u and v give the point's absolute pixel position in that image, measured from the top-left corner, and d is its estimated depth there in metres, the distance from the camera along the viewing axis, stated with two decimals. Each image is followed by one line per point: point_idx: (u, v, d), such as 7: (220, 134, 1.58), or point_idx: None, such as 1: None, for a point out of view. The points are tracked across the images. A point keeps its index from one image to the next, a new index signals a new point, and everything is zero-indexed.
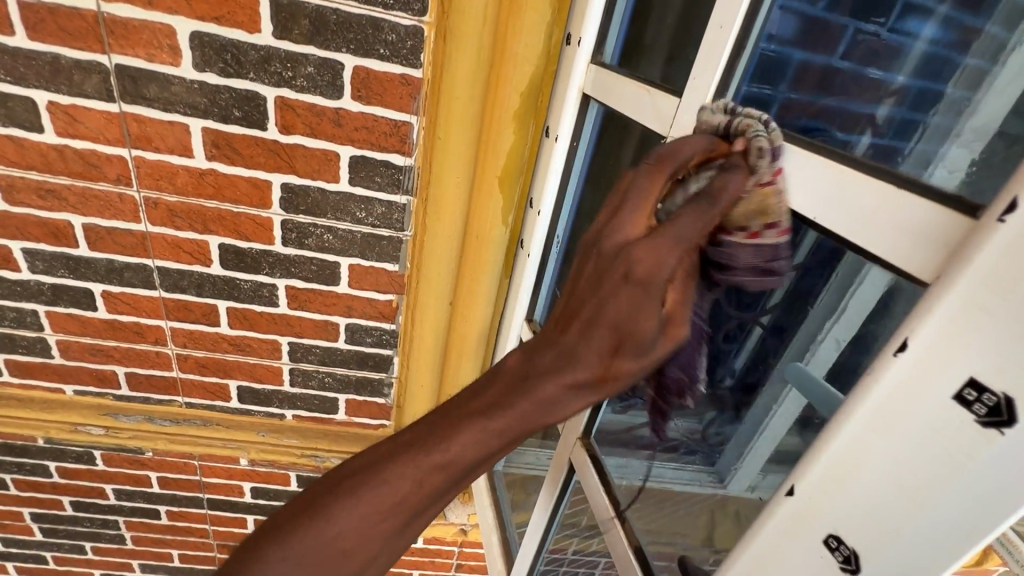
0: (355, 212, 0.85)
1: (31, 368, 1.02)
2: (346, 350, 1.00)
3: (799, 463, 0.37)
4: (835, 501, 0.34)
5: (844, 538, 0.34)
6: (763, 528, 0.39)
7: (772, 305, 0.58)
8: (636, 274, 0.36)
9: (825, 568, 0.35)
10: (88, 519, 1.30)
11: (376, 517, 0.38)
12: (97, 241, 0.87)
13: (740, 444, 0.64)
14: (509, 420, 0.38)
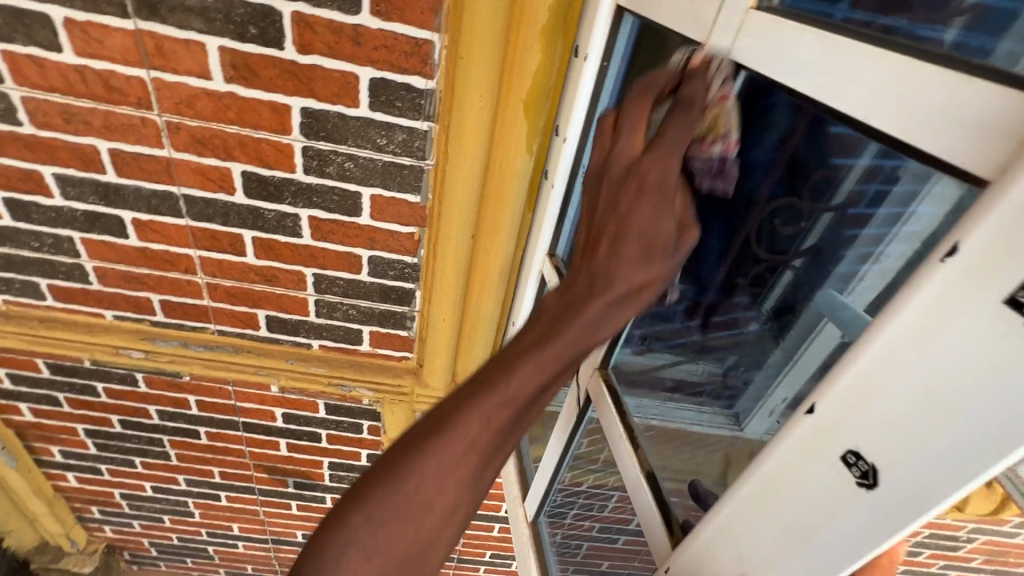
0: (375, 138, 0.83)
1: (73, 294, 1.07)
2: (369, 283, 1.01)
3: (823, 378, 0.34)
4: (860, 415, 0.32)
5: (864, 453, 0.32)
6: (777, 448, 0.37)
7: (805, 249, 0.57)
8: (648, 182, 0.47)
9: (838, 484, 0.33)
10: (136, 436, 1.40)
11: (453, 462, 0.45)
12: (125, 167, 0.88)
13: (761, 386, 0.62)
14: (564, 344, 0.46)
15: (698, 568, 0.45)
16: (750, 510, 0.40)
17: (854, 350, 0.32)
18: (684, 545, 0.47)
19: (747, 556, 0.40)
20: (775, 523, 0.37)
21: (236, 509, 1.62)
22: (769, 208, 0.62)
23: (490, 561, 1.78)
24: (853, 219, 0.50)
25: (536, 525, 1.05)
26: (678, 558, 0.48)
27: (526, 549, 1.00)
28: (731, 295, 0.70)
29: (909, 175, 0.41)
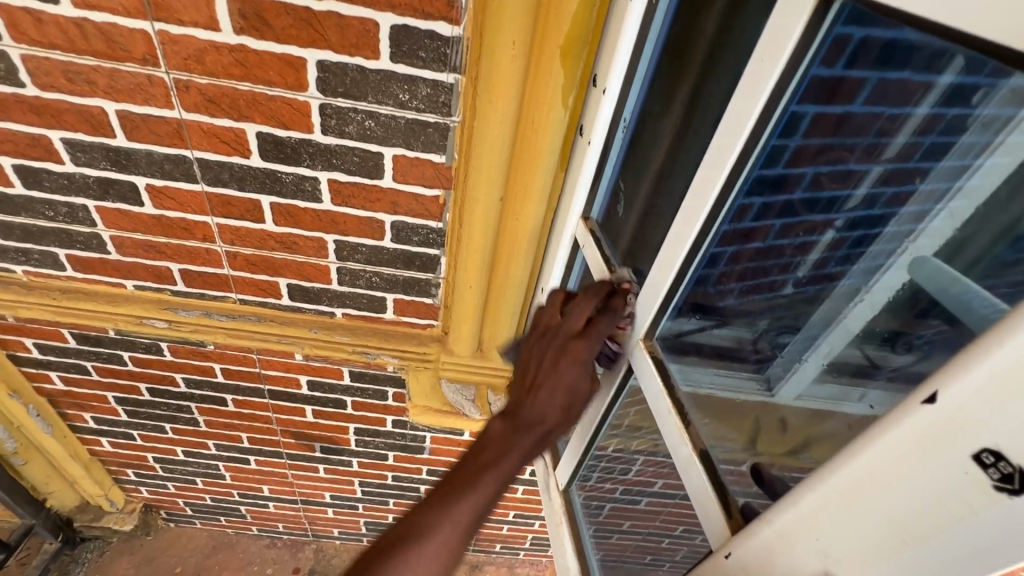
0: (398, 94, 0.78)
1: (92, 264, 1.04)
2: (392, 249, 0.97)
3: (952, 363, 0.28)
4: (1007, 411, 0.25)
5: (1007, 454, 0.26)
6: (881, 440, 0.31)
7: (850, 207, 0.54)
8: (579, 358, 0.71)
9: (971, 485, 0.28)
10: (164, 404, 1.41)
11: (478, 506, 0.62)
12: (135, 130, 0.83)
13: (796, 350, 0.61)
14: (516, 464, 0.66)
15: (766, 559, 0.41)
16: (845, 503, 0.34)
17: (998, 337, 0.25)
18: (751, 530, 0.42)
19: (837, 549, 0.35)
20: (877, 518, 0.33)
21: (265, 472, 1.65)
22: (812, 164, 0.57)
23: (514, 520, 1.82)
24: (902, 174, 0.48)
25: (568, 493, 1.05)
26: (741, 545, 0.43)
27: (559, 516, 1.00)
28: (772, 261, 0.64)
29: (977, 125, 0.41)
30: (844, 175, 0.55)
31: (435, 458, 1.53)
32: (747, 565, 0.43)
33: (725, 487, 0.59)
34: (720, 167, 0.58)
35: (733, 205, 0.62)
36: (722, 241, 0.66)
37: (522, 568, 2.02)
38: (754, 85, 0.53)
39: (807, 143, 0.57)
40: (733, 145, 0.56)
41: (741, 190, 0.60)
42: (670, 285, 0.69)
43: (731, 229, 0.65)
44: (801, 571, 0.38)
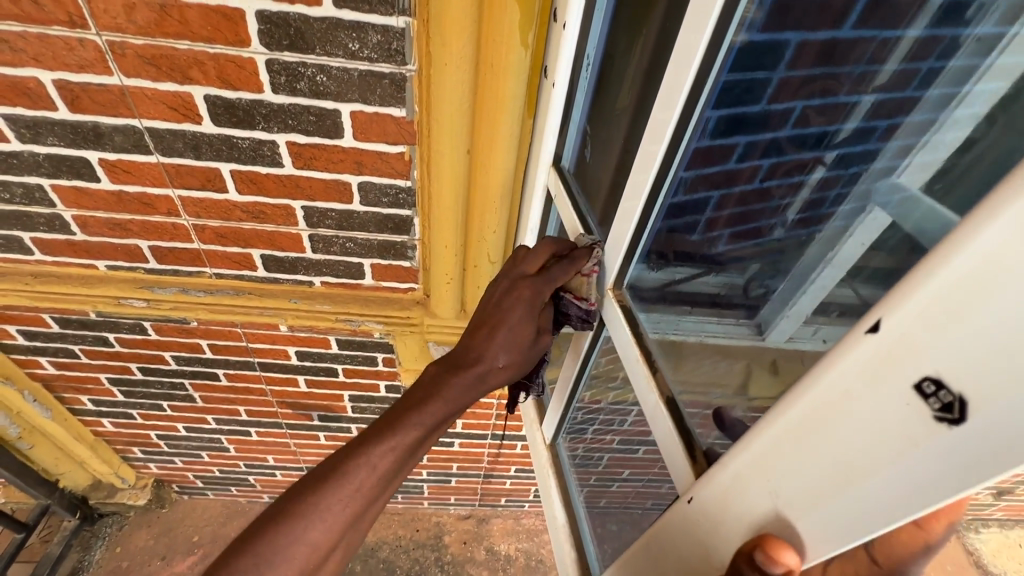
0: (346, 43, 0.73)
1: (59, 246, 1.02)
2: (364, 213, 0.94)
3: (895, 288, 0.27)
4: (943, 335, 0.25)
5: (947, 382, 0.25)
6: (828, 373, 0.31)
7: (837, 143, 0.51)
8: (525, 294, 0.68)
9: (911, 419, 0.27)
10: (158, 382, 1.42)
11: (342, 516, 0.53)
12: (75, 101, 0.79)
13: (784, 298, 0.55)
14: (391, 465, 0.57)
15: (722, 500, 0.41)
16: (797, 444, 0.34)
17: (941, 252, 0.24)
18: (711, 475, 0.43)
19: (787, 490, 0.35)
20: (823, 456, 0.32)
21: (268, 442, 1.68)
22: (796, 99, 0.54)
23: (516, 474, 1.86)
24: (894, 103, 0.46)
25: (554, 446, 1.06)
26: (702, 489, 0.44)
27: (545, 469, 1.03)
28: (757, 206, 0.60)
29: (971, 43, 0.39)
30: (830, 109, 0.52)
31: None
32: (707, 509, 0.43)
33: (690, 432, 0.58)
34: (671, 109, 0.57)
35: (691, 147, 0.59)
36: (688, 182, 0.64)
37: (528, 518, 2.09)
38: (701, 9, 0.50)
39: (792, 76, 0.54)
40: (685, 76, 0.53)
41: (695, 131, 0.58)
42: (634, 231, 0.68)
43: (697, 169, 0.63)
44: (754, 513, 0.38)
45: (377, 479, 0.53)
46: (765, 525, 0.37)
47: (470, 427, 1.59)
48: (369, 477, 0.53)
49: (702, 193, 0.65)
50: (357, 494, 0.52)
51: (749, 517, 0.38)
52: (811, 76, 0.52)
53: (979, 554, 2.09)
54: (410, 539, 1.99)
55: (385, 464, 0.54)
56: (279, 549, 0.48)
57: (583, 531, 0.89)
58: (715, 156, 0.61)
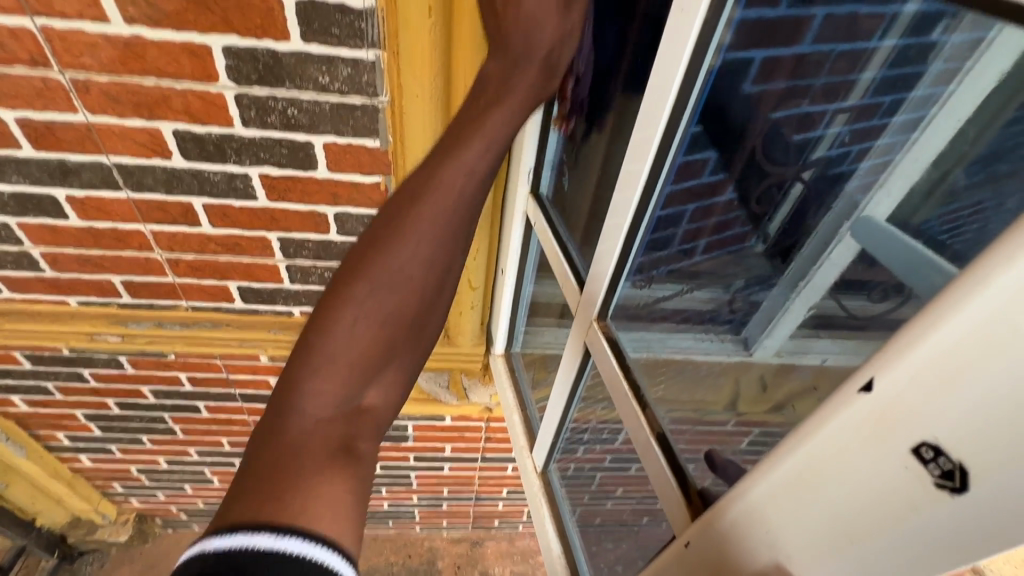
0: (317, 77, 0.72)
1: (29, 284, 0.99)
2: (341, 242, 0.93)
3: (887, 347, 0.26)
4: (942, 400, 0.24)
5: (945, 449, 0.24)
6: (822, 430, 0.30)
7: (817, 155, 0.50)
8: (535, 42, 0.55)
9: (909, 483, 0.26)
10: (137, 416, 1.38)
11: (392, 301, 0.54)
12: (41, 139, 0.77)
13: (771, 307, 0.56)
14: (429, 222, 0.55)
15: (721, 550, 0.40)
16: (792, 497, 0.33)
17: (932, 315, 0.24)
18: (706, 520, 0.42)
19: (784, 546, 0.34)
20: (819, 513, 0.31)
21: None
22: (769, 112, 0.53)
23: (508, 496, 1.83)
24: (872, 109, 0.45)
25: (546, 473, 1.03)
26: (698, 535, 0.42)
27: (537, 497, 0.99)
28: (736, 215, 0.60)
29: (941, 57, 0.38)
30: (804, 120, 0.51)
31: (421, 444, 1.52)
32: (705, 556, 0.42)
33: (683, 472, 0.56)
34: (650, 136, 0.56)
35: (674, 165, 0.58)
36: (669, 204, 0.63)
37: (523, 540, 2.05)
38: (677, 36, 0.49)
39: (765, 91, 0.53)
40: (664, 105, 0.53)
41: (679, 150, 0.56)
42: (619, 254, 0.67)
43: (682, 189, 0.62)
44: (752, 566, 0.37)
45: (409, 275, 0.54)
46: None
47: (460, 451, 1.57)
48: (403, 269, 0.54)
49: (678, 208, 0.63)
50: (390, 297, 0.53)
51: (748, 568, 0.37)
52: (788, 85, 0.52)
53: None
54: (402, 566, 1.94)
55: (419, 255, 0.54)
56: (327, 349, 0.50)
57: (580, 562, 0.87)
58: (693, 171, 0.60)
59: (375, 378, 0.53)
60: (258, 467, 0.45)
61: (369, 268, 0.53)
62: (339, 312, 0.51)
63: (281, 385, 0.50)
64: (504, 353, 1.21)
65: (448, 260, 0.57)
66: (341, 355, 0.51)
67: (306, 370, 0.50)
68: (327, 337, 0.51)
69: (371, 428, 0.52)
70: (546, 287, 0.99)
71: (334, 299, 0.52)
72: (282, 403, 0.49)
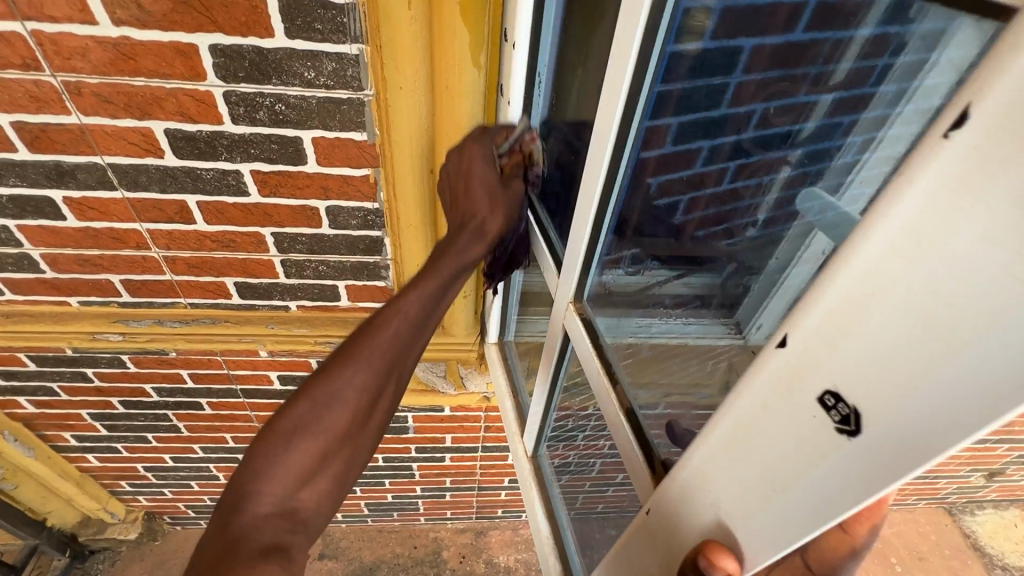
0: (302, 72, 0.74)
1: (30, 285, 1.01)
2: (334, 236, 0.95)
3: (797, 304, 0.28)
4: (839, 350, 0.26)
5: (843, 396, 0.27)
6: (748, 387, 0.32)
7: (800, 141, 0.51)
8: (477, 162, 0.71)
9: (819, 429, 0.28)
10: (141, 414, 1.40)
11: (340, 413, 0.59)
12: (35, 141, 0.79)
13: (755, 300, 0.53)
14: (379, 339, 0.62)
15: (672, 513, 0.42)
16: (726, 454, 0.35)
17: (828, 271, 0.26)
18: (661, 487, 0.43)
19: (722, 500, 0.36)
20: (750, 467, 0.33)
21: None
22: (756, 101, 0.55)
23: (511, 485, 1.85)
24: (852, 100, 0.44)
25: (536, 458, 1.06)
26: (656, 502, 0.44)
27: (528, 480, 1.01)
28: (729, 206, 0.60)
29: (915, 43, 0.37)
30: (791, 108, 0.52)
31: (422, 436, 1.54)
32: (659, 521, 0.44)
33: (649, 442, 0.60)
34: (610, 122, 0.59)
35: (632, 156, 0.63)
36: (659, 191, 0.67)
37: (527, 529, 2.07)
38: (628, 25, 0.51)
39: (748, 79, 0.54)
40: (619, 88, 0.55)
41: (637, 135, 0.60)
42: (590, 236, 0.70)
43: (671, 177, 0.65)
44: (701, 526, 0.39)
45: (350, 392, 0.59)
46: (709, 536, 0.38)
47: (460, 441, 1.59)
48: (343, 387, 0.59)
49: (675, 196, 0.66)
50: (339, 408, 0.58)
51: (695, 528, 0.39)
52: (774, 75, 0.53)
53: (976, 535, 2.14)
54: (408, 557, 1.97)
55: (360, 372, 0.60)
56: (276, 454, 0.55)
57: (567, 539, 0.90)
58: (681, 159, 0.63)
59: (319, 476, 0.57)
60: (208, 553, 0.50)
61: (329, 375, 0.60)
62: (283, 427, 0.56)
63: (237, 479, 0.55)
64: (498, 342, 1.23)
65: (387, 375, 0.62)
66: (293, 463, 0.55)
67: (261, 469, 0.55)
68: (284, 437, 0.56)
69: (311, 531, 0.55)
70: (537, 275, 1.01)
71: (281, 414, 0.58)
72: (233, 503, 0.54)
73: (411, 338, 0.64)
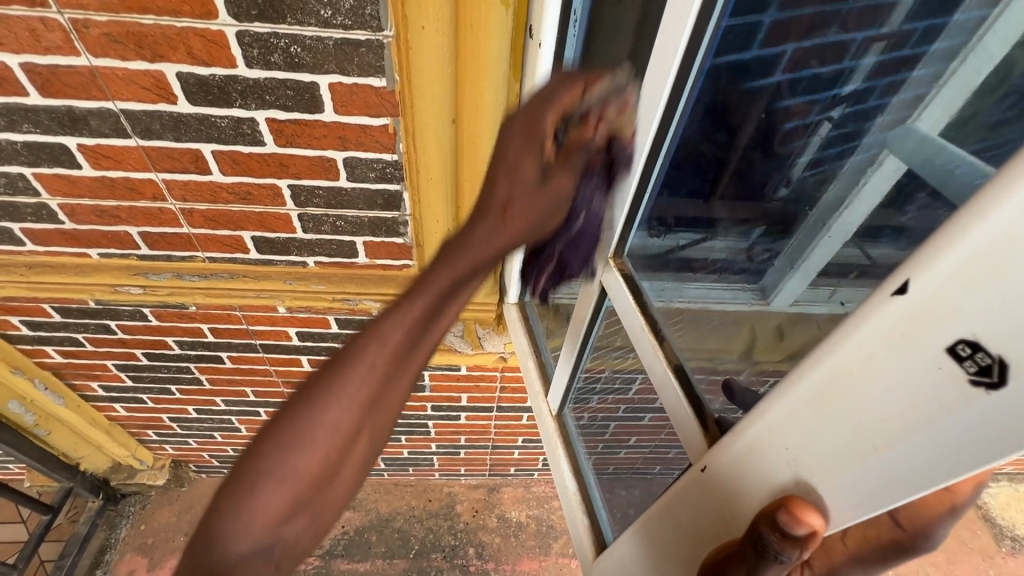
0: (318, 10, 0.70)
1: (51, 236, 1.01)
2: (352, 189, 0.92)
3: (930, 244, 0.26)
4: (982, 295, 0.24)
5: (984, 344, 0.24)
6: (850, 338, 0.30)
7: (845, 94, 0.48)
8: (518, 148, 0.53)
9: (944, 384, 0.26)
10: (164, 366, 1.43)
11: (319, 450, 0.44)
12: (47, 84, 0.77)
13: (791, 256, 0.53)
14: (370, 356, 0.47)
15: (737, 469, 0.41)
16: (815, 411, 0.33)
17: (980, 202, 0.24)
18: (724, 443, 0.42)
19: (801, 459, 0.35)
20: (846, 424, 0.31)
21: None
22: (791, 42, 0.51)
23: (524, 444, 1.88)
24: (905, 47, 0.43)
25: (562, 417, 1.03)
26: (718, 459, 0.43)
27: (553, 439, 0.99)
28: (760, 161, 0.58)
29: None
30: (829, 51, 0.49)
31: (438, 394, 1.55)
32: (719, 478, 0.43)
33: (699, 402, 0.55)
34: (665, 68, 0.52)
35: (687, 110, 0.56)
36: (687, 151, 0.61)
37: (538, 486, 2.12)
38: None
39: (792, 20, 0.50)
40: (676, 29, 0.49)
41: (695, 85, 0.53)
42: (631, 203, 0.64)
43: (704, 134, 0.60)
44: (773, 483, 0.37)
45: (333, 426, 0.45)
46: (782, 494, 0.36)
47: (476, 400, 1.60)
48: (319, 421, 0.45)
49: (703, 152, 0.62)
50: (312, 447, 0.44)
51: (764, 485, 0.38)
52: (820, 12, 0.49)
53: (988, 507, 2.13)
54: (423, 509, 2.03)
55: (347, 401, 0.46)
56: (241, 502, 0.42)
57: (594, 497, 0.87)
58: (715, 113, 0.58)
59: (304, 512, 0.45)
60: None
61: (304, 404, 0.45)
62: (248, 470, 0.43)
63: (201, 525, 0.43)
64: (518, 302, 1.21)
65: (383, 390, 0.48)
66: (258, 514, 0.42)
67: (223, 517, 0.42)
68: (251, 481, 0.43)
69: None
70: None
71: (246, 453, 0.44)
72: (200, 548, 0.42)
73: (410, 351, 0.49)
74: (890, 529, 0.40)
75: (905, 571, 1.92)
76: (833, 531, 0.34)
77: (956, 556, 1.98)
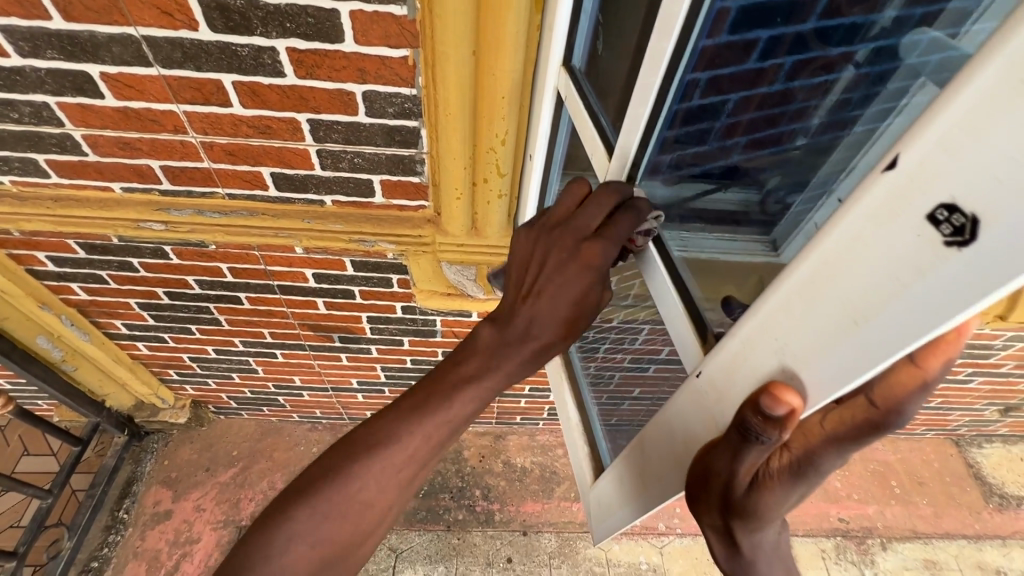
0: None
1: (75, 168, 1.03)
2: (370, 125, 0.92)
3: (923, 117, 0.26)
4: (964, 156, 0.25)
5: (959, 205, 0.25)
6: (842, 222, 0.32)
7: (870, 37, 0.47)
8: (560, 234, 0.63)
9: (921, 249, 0.27)
10: (184, 306, 1.47)
11: (348, 520, 0.56)
12: (69, 7, 0.77)
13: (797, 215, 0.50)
14: (402, 443, 0.57)
15: (731, 366, 0.43)
16: (807, 294, 0.35)
17: (975, 67, 0.24)
18: (721, 346, 0.45)
19: (792, 344, 0.37)
20: (832, 302, 0.34)
21: (292, 365, 1.74)
22: None
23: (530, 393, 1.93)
24: None
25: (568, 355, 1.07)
26: (712, 361, 0.46)
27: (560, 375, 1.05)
28: (781, 108, 0.56)
29: None
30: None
31: (449, 342, 1.59)
32: (714, 379, 0.46)
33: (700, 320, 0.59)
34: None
35: (697, 47, 0.58)
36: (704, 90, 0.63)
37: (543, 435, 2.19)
38: None
39: None
40: None
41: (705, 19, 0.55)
42: (640, 136, 0.68)
43: (720, 75, 0.61)
44: (761, 372, 0.40)
45: (364, 499, 0.56)
46: (770, 380, 0.39)
47: None
48: (353, 492, 0.56)
49: (722, 96, 0.62)
50: (343, 518, 0.56)
51: (756, 374, 0.41)
52: None
53: (980, 466, 2.19)
54: None
55: (379, 484, 0.57)
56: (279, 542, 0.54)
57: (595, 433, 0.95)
58: (736, 53, 0.58)
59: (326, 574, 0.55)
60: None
61: (346, 471, 0.57)
62: (292, 515, 0.55)
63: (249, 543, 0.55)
64: None
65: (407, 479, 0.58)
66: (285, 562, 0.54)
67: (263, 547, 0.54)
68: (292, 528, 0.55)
69: None
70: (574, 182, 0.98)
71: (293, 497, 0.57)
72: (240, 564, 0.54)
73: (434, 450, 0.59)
74: (863, 408, 0.40)
75: (892, 523, 2.00)
76: (811, 408, 0.37)
77: (943, 511, 2.05)
